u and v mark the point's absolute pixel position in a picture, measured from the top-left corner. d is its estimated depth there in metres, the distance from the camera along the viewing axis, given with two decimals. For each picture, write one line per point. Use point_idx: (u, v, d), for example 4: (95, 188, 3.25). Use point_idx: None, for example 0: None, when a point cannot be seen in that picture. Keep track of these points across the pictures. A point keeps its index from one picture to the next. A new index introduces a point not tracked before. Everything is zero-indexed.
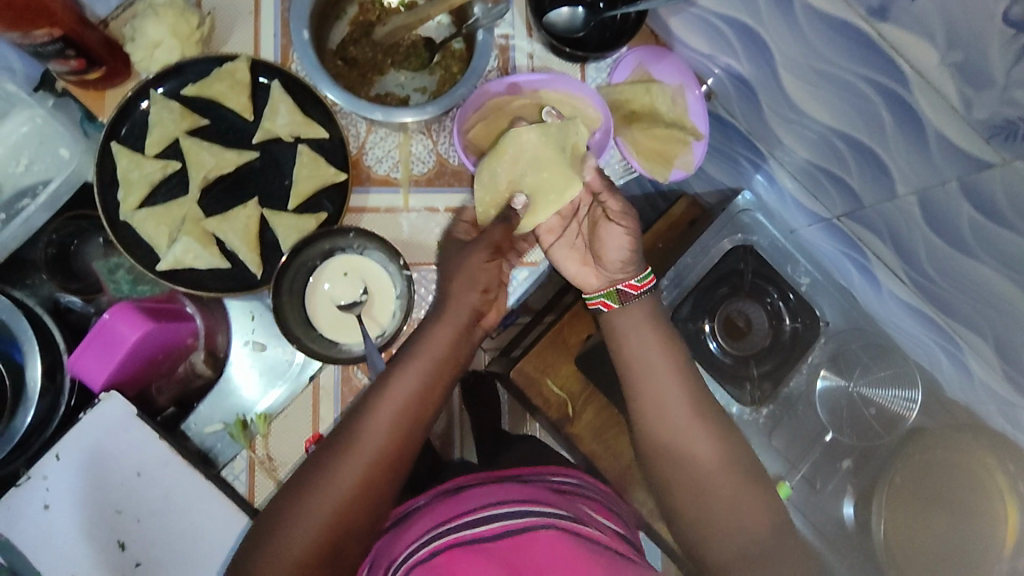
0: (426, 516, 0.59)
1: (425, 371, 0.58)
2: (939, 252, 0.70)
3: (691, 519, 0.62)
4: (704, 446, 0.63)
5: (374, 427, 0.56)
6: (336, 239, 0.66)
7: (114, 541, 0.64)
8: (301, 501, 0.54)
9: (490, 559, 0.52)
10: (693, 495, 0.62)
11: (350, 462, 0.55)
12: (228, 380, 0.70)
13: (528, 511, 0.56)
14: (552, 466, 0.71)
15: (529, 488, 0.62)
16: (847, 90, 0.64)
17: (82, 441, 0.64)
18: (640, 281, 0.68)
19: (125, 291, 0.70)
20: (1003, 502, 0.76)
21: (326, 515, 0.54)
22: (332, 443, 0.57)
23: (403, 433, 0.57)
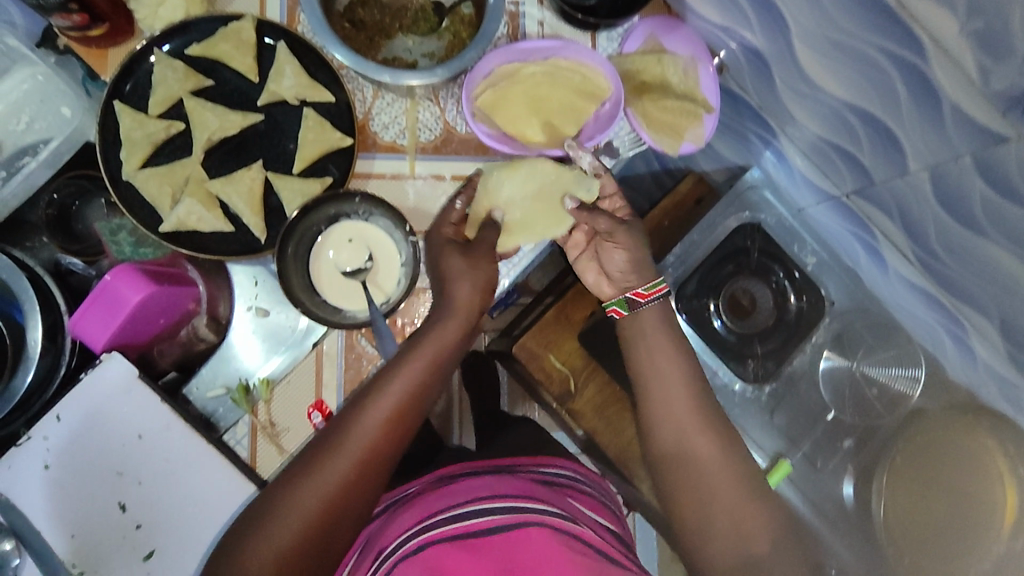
0: (419, 507, 0.63)
1: (431, 358, 0.59)
2: (948, 229, 0.69)
3: (687, 519, 0.63)
4: (703, 445, 0.64)
5: (376, 415, 0.57)
6: (343, 203, 0.65)
7: (115, 503, 0.63)
8: (301, 483, 0.54)
9: (483, 557, 0.56)
10: (687, 496, 0.63)
11: (352, 445, 0.55)
12: (229, 345, 0.69)
13: (520, 508, 0.60)
14: (548, 457, 0.77)
15: (522, 481, 0.66)
16: (861, 61, 0.63)
17: (83, 401, 0.64)
18: (647, 289, 0.68)
19: (127, 255, 0.68)
20: (1002, 484, 0.78)
21: (324, 502, 0.53)
22: (333, 425, 0.57)
23: (405, 418, 0.58)
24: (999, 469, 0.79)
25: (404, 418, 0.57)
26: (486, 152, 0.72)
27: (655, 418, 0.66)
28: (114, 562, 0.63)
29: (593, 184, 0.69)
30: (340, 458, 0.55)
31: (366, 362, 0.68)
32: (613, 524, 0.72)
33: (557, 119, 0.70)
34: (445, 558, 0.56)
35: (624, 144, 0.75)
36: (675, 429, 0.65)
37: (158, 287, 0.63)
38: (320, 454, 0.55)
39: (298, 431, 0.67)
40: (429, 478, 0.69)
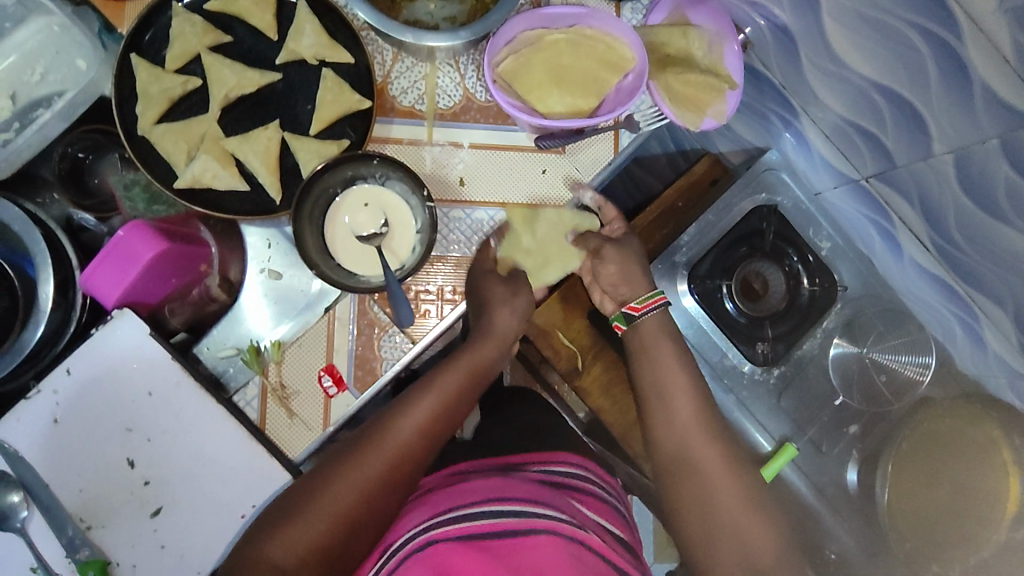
0: (428, 503, 0.61)
1: (464, 376, 0.63)
2: (968, 214, 0.69)
3: (691, 523, 0.60)
4: (710, 453, 0.62)
5: (412, 421, 0.59)
6: (360, 165, 0.64)
7: (123, 459, 0.64)
8: (330, 486, 0.55)
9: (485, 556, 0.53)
10: (697, 501, 0.60)
11: (384, 451, 0.57)
12: (240, 306, 0.69)
13: (528, 513, 0.57)
14: (559, 454, 0.74)
15: (526, 483, 0.63)
16: (893, 37, 0.62)
17: (93, 357, 0.64)
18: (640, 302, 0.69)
19: (140, 210, 0.69)
20: (1006, 475, 0.78)
21: (355, 497, 0.55)
22: (366, 430, 0.59)
23: (436, 429, 0.60)
24: (1004, 460, 0.78)
25: (436, 429, 0.60)
26: (505, 120, 0.71)
27: (665, 418, 0.65)
28: (122, 517, 0.63)
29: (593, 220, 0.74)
30: (369, 462, 0.56)
31: (378, 328, 0.68)
32: (621, 530, 0.66)
33: (577, 93, 0.68)
34: (449, 559, 0.53)
35: (645, 118, 0.74)
36: (677, 427, 0.64)
37: (172, 244, 0.62)
38: (349, 458, 0.57)
39: (307, 394, 0.67)
40: (441, 475, 0.69)
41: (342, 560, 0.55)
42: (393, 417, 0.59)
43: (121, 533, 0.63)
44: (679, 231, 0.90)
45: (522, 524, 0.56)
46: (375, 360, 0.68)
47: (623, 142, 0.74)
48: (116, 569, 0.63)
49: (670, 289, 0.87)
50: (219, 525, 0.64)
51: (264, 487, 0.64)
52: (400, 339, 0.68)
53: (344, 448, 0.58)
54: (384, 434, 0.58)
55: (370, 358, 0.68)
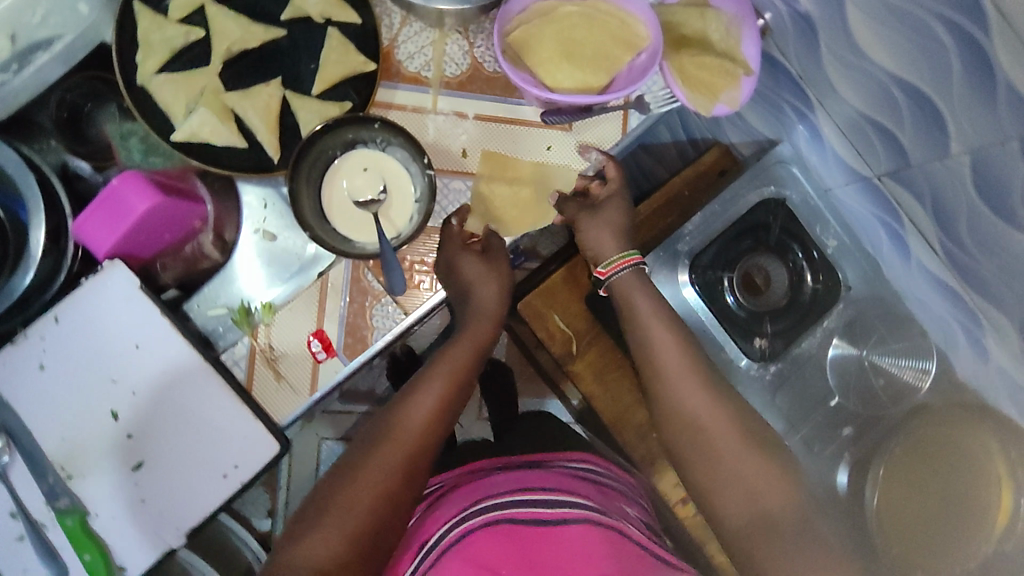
0: (456, 503, 0.68)
1: (467, 355, 0.69)
2: (981, 219, 0.67)
3: (703, 490, 0.64)
4: (721, 423, 0.65)
5: (419, 405, 0.65)
6: (361, 129, 0.63)
7: (107, 411, 0.63)
8: (350, 478, 0.59)
9: (517, 543, 0.60)
10: (708, 471, 0.64)
11: (385, 461, 0.60)
12: (234, 266, 0.68)
13: (558, 501, 0.63)
14: (575, 453, 0.81)
15: (552, 476, 0.71)
16: (918, 30, 0.60)
17: (82, 306, 0.63)
18: (604, 268, 0.72)
19: (136, 161, 0.68)
20: (997, 485, 0.76)
21: (381, 483, 0.59)
22: (365, 442, 0.62)
23: (429, 435, 0.64)
24: (998, 471, 0.77)
25: (430, 434, 0.63)
26: (512, 93, 0.70)
27: (665, 404, 0.68)
28: (105, 470, 0.63)
29: (571, 177, 0.72)
30: (374, 472, 0.59)
31: (371, 297, 0.67)
32: (637, 510, 0.74)
33: (586, 70, 0.67)
34: (485, 547, 0.59)
35: (656, 100, 0.73)
36: (688, 407, 0.66)
37: (166, 198, 0.61)
38: (355, 468, 0.60)
39: (296, 359, 0.66)
40: (466, 474, 0.77)
41: (384, 534, 0.58)
42: (391, 424, 0.63)
43: (102, 485, 0.63)
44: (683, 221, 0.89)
45: (551, 513, 0.62)
46: (366, 330, 0.67)
47: (632, 124, 0.73)
48: (94, 520, 0.63)
49: (670, 277, 0.86)
50: (199, 485, 0.64)
51: (247, 449, 0.64)
52: (392, 309, 0.68)
53: (352, 458, 0.61)
54: (383, 443, 0.62)
55: (361, 326, 0.67)
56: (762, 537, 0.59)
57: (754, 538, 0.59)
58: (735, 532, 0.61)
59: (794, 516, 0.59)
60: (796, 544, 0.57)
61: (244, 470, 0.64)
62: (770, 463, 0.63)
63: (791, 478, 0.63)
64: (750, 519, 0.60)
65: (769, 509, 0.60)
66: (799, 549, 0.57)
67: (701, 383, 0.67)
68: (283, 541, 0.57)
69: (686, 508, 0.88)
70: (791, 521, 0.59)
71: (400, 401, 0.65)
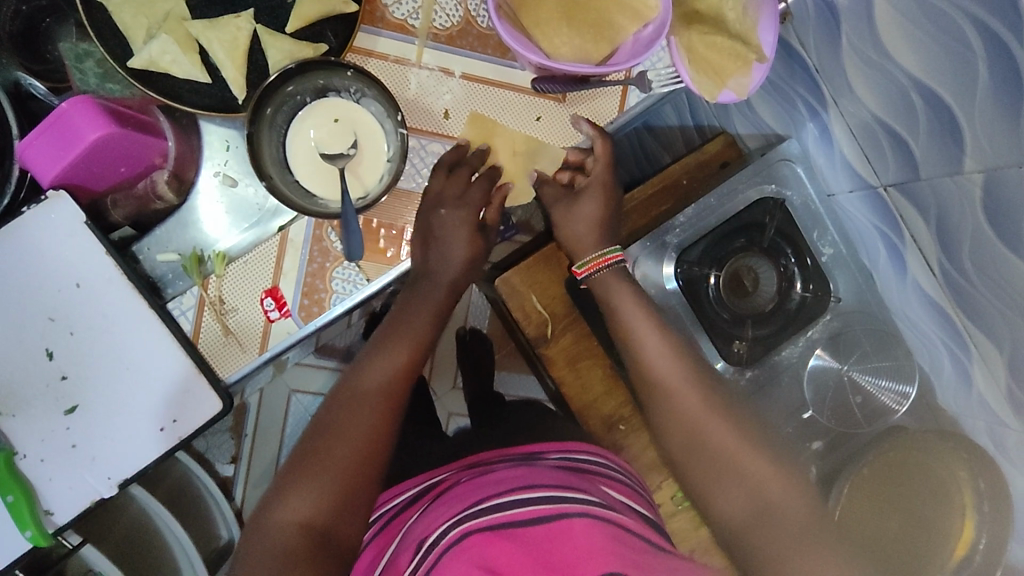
0: (455, 502, 0.66)
1: (426, 319, 0.67)
2: (985, 243, 0.63)
3: (705, 494, 0.68)
4: (716, 429, 0.68)
5: (377, 372, 0.64)
6: (332, 75, 0.58)
7: (41, 349, 0.60)
8: (328, 449, 0.59)
9: (518, 545, 0.57)
10: (712, 477, 0.67)
11: (350, 433, 0.60)
12: (191, 209, 0.64)
13: (558, 498, 0.62)
14: (580, 443, 0.79)
15: (553, 471, 0.68)
16: (947, 31, 0.55)
17: (21, 236, 0.59)
18: (581, 267, 0.74)
19: (92, 88, 0.61)
20: (961, 515, 0.76)
21: (349, 461, 0.59)
22: (332, 411, 0.62)
23: (389, 400, 0.63)
24: (963, 498, 0.76)
25: (392, 400, 0.63)
26: (504, 54, 0.66)
27: (657, 413, 0.70)
28: (34, 410, 0.60)
29: (558, 155, 0.69)
30: (345, 435, 0.60)
31: (332, 259, 0.64)
32: (649, 510, 0.72)
33: (587, 37, 0.62)
34: (489, 546, 0.58)
35: (659, 78, 0.68)
36: (687, 416, 0.68)
37: (120, 128, 0.56)
38: (330, 429, 0.60)
39: (247, 317, 0.63)
40: (466, 469, 0.75)
41: (353, 506, 0.58)
42: (353, 390, 0.63)
43: (31, 426, 0.60)
44: (677, 210, 0.85)
45: (550, 510, 0.61)
46: (324, 293, 0.64)
47: (631, 102, 0.68)
48: (20, 461, 0.60)
49: (654, 268, 0.82)
50: (136, 436, 0.61)
51: (188, 403, 0.61)
52: (354, 274, 0.64)
53: (325, 419, 0.62)
54: (348, 412, 0.61)
55: (319, 287, 0.64)
56: (762, 530, 0.63)
57: (755, 532, 0.63)
58: (733, 529, 0.66)
59: (791, 512, 0.64)
60: (796, 537, 0.62)
61: (184, 424, 0.61)
62: (769, 465, 0.66)
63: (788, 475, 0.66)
64: (749, 516, 0.64)
65: (768, 505, 0.64)
66: (794, 542, 0.61)
67: (700, 395, 0.69)
68: (271, 490, 0.59)
69: None
70: (790, 518, 0.63)
71: (357, 369, 0.65)
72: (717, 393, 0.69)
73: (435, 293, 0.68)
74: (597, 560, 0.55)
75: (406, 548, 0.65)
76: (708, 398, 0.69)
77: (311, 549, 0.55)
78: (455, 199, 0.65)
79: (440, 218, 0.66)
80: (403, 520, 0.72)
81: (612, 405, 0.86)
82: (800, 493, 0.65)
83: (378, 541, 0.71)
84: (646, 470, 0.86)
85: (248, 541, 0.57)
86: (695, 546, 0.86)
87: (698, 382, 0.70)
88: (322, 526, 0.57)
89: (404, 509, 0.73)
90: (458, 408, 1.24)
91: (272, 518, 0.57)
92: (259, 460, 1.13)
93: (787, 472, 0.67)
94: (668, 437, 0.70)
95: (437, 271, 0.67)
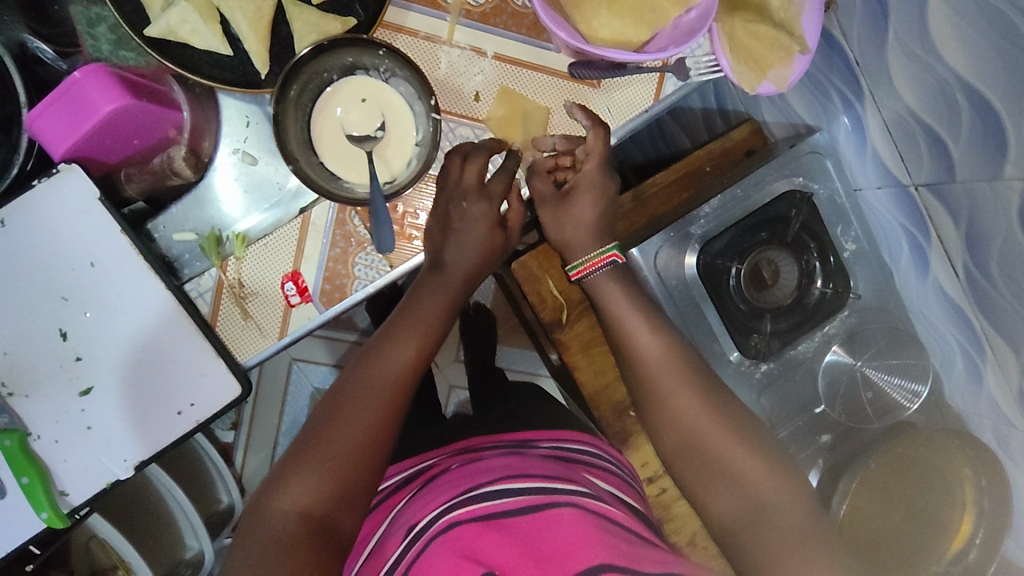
0: (445, 489, 0.66)
1: (438, 308, 0.63)
2: (1014, 247, 0.63)
3: (696, 491, 0.68)
4: (715, 433, 0.67)
5: (392, 362, 0.61)
6: (364, 53, 0.56)
7: (54, 329, 0.58)
8: (325, 439, 0.56)
9: (518, 535, 0.58)
10: (701, 476, 0.67)
11: (356, 422, 0.57)
12: (208, 188, 0.61)
13: (546, 488, 0.62)
14: (574, 433, 0.80)
15: (542, 461, 0.70)
16: (1002, 31, 0.54)
17: (32, 209, 0.57)
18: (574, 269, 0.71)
19: (105, 55, 0.57)
20: (960, 514, 0.77)
21: (353, 450, 0.56)
22: (331, 401, 0.59)
23: (398, 391, 0.60)
24: (964, 494, 0.77)
25: (400, 392, 0.60)
26: (539, 35, 0.63)
27: (653, 408, 0.69)
28: (47, 391, 0.58)
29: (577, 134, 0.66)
30: (348, 422, 0.57)
31: (354, 244, 0.62)
32: (637, 501, 0.74)
33: (627, 19, 0.58)
34: (480, 539, 0.57)
35: (697, 66, 0.65)
36: (683, 418, 0.68)
37: (135, 100, 0.54)
38: (327, 418, 0.58)
39: (267, 301, 0.62)
40: (458, 456, 0.75)
41: (352, 491, 0.56)
42: (364, 376, 0.60)
43: (45, 407, 0.58)
44: (701, 199, 0.83)
45: (542, 498, 0.61)
46: (346, 279, 0.62)
47: (667, 90, 0.66)
48: (34, 442, 0.59)
49: (676, 259, 0.80)
50: (150, 420, 0.60)
51: (202, 387, 0.60)
52: (377, 260, 0.63)
53: (324, 409, 0.59)
54: (352, 401, 0.58)
55: (341, 272, 0.62)
56: (758, 534, 0.64)
57: (748, 534, 0.64)
58: (724, 526, 0.66)
59: (792, 518, 0.64)
60: (794, 543, 0.62)
61: (201, 409, 0.60)
62: (771, 471, 0.66)
63: (790, 477, 0.67)
64: (736, 518, 0.65)
65: (763, 509, 0.65)
66: (788, 545, 0.62)
67: (700, 396, 0.68)
68: (269, 477, 0.56)
69: (651, 487, 0.88)
70: (788, 522, 0.63)
71: (366, 360, 0.61)
72: (713, 391, 0.69)
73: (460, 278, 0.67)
74: (589, 550, 0.56)
75: (395, 532, 0.65)
76: (709, 401, 0.68)
77: (308, 535, 0.52)
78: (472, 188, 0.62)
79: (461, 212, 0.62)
80: (394, 504, 0.71)
81: (623, 392, 0.86)
82: (796, 497, 0.66)
83: (368, 523, 0.71)
84: (653, 455, 0.87)
85: (243, 532, 0.54)
86: (696, 530, 0.88)
87: (688, 389, 0.68)
88: (321, 516, 0.54)
89: (392, 493, 0.74)
90: (458, 381, 1.25)
91: (271, 502, 0.54)
92: (261, 426, 1.12)
93: (778, 470, 0.67)
94: (664, 437, 0.69)
95: (452, 265, 0.64)
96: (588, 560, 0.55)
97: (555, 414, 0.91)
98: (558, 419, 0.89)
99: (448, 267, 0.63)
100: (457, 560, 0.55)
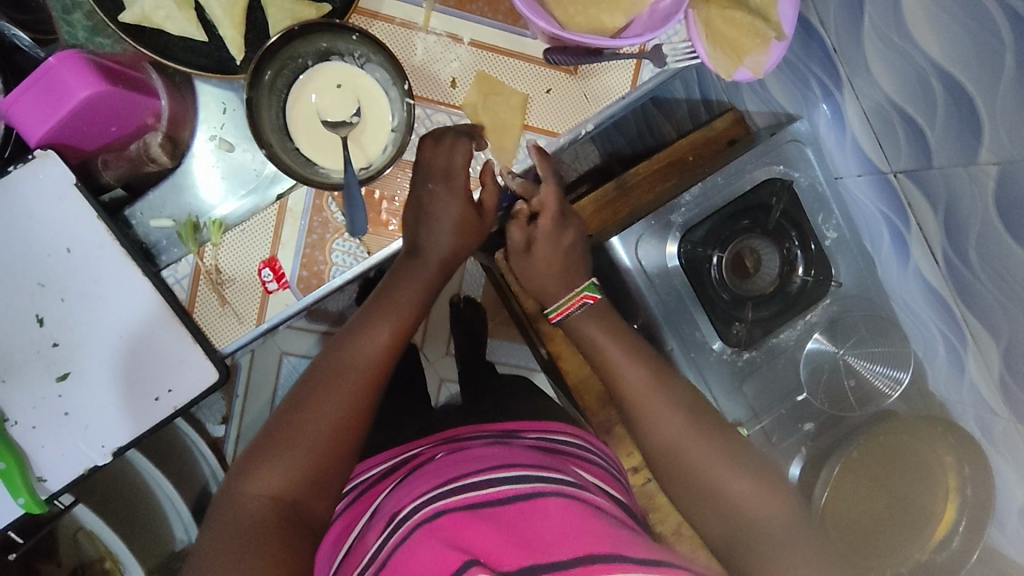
0: (428, 478, 0.66)
1: (417, 293, 0.64)
2: (993, 235, 0.63)
3: (682, 502, 0.66)
4: (696, 438, 0.66)
5: (369, 349, 0.61)
6: (337, 38, 0.56)
7: (31, 315, 0.58)
8: (303, 422, 0.56)
9: (501, 522, 0.57)
10: (685, 483, 0.66)
11: (333, 409, 0.57)
12: (185, 174, 0.62)
13: (534, 477, 0.62)
14: (558, 424, 0.80)
15: (525, 451, 0.69)
16: (974, 16, 0.54)
17: (10, 195, 0.57)
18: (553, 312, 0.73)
19: (81, 42, 0.58)
20: (943, 502, 0.79)
21: (327, 436, 0.56)
22: (314, 384, 0.59)
23: (375, 377, 0.60)
24: (947, 482, 0.79)
25: (376, 380, 0.60)
26: (515, 21, 0.64)
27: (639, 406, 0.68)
28: (25, 377, 0.59)
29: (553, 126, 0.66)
30: (326, 411, 0.57)
31: (331, 230, 0.62)
32: (621, 492, 0.73)
33: (603, 6, 0.58)
34: (465, 528, 0.57)
35: (675, 52, 0.65)
36: (663, 423, 0.67)
37: (111, 86, 0.54)
38: (305, 403, 0.57)
39: (245, 287, 0.62)
40: (441, 444, 0.75)
41: (328, 475, 0.56)
42: (337, 366, 0.59)
43: (22, 393, 0.59)
44: (683, 189, 0.83)
45: (526, 489, 0.60)
46: (323, 265, 0.63)
47: (644, 77, 0.66)
48: (12, 428, 0.59)
49: (657, 248, 0.80)
50: (128, 406, 0.60)
51: (181, 373, 0.60)
52: (354, 247, 0.63)
53: (301, 392, 0.58)
54: (333, 389, 0.58)
55: (318, 260, 0.62)
56: (743, 543, 0.63)
57: (736, 547, 0.63)
58: (720, 543, 0.65)
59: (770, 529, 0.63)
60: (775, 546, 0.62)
61: (180, 394, 0.61)
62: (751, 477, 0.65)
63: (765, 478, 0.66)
64: (724, 526, 0.64)
65: (751, 519, 0.63)
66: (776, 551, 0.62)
67: (674, 393, 0.69)
68: (241, 463, 0.56)
69: (637, 476, 0.88)
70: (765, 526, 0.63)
71: (344, 344, 0.61)
72: (693, 396, 0.70)
73: (437, 269, 0.66)
74: (574, 538, 0.54)
75: (378, 522, 0.65)
76: (683, 396, 0.68)
77: (282, 521, 0.52)
78: (440, 170, 0.62)
79: (429, 193, 0.63)
80: (378, 493, 0.71)
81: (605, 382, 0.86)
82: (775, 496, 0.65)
83: (353, 511, 0.70)
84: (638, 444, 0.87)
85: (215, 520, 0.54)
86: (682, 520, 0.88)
87: (666, 381, 0.69)
88: (293, 502, 0.54)
89: (375, 482, 0.73)
90: (449, 375, 1.24)
91: (246, 489, 0.54)
92: (250, 419, 1.12)
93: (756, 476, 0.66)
94: (648, 443, 0.68)
95: (427, 249, 0.64)
96: (575, 549, 0.53)
97: (540, 404, 0.91)
98: (543, 409, 0.89)
99: (425, 252, 0.64)
100: (442, 550, 0.54)
